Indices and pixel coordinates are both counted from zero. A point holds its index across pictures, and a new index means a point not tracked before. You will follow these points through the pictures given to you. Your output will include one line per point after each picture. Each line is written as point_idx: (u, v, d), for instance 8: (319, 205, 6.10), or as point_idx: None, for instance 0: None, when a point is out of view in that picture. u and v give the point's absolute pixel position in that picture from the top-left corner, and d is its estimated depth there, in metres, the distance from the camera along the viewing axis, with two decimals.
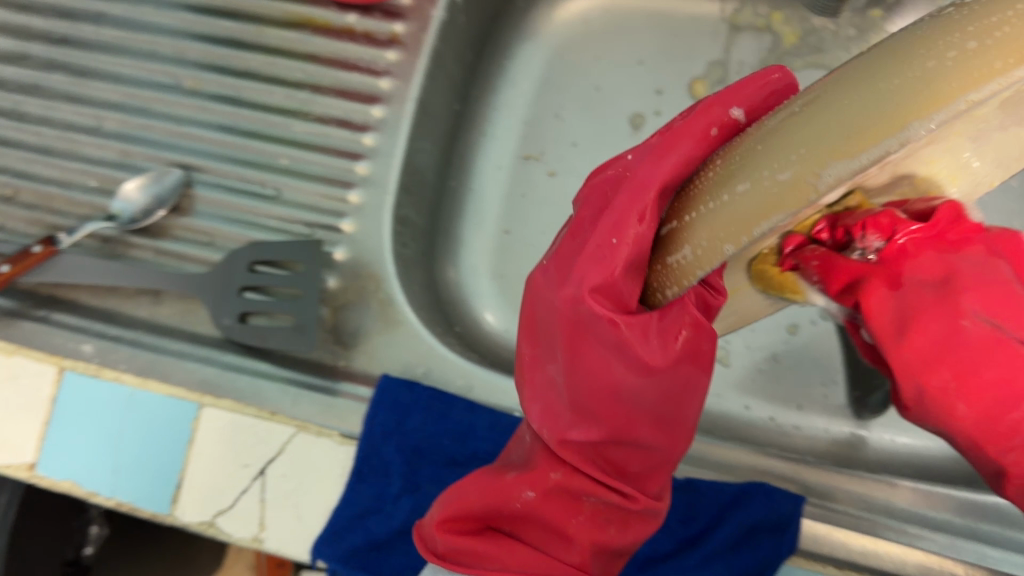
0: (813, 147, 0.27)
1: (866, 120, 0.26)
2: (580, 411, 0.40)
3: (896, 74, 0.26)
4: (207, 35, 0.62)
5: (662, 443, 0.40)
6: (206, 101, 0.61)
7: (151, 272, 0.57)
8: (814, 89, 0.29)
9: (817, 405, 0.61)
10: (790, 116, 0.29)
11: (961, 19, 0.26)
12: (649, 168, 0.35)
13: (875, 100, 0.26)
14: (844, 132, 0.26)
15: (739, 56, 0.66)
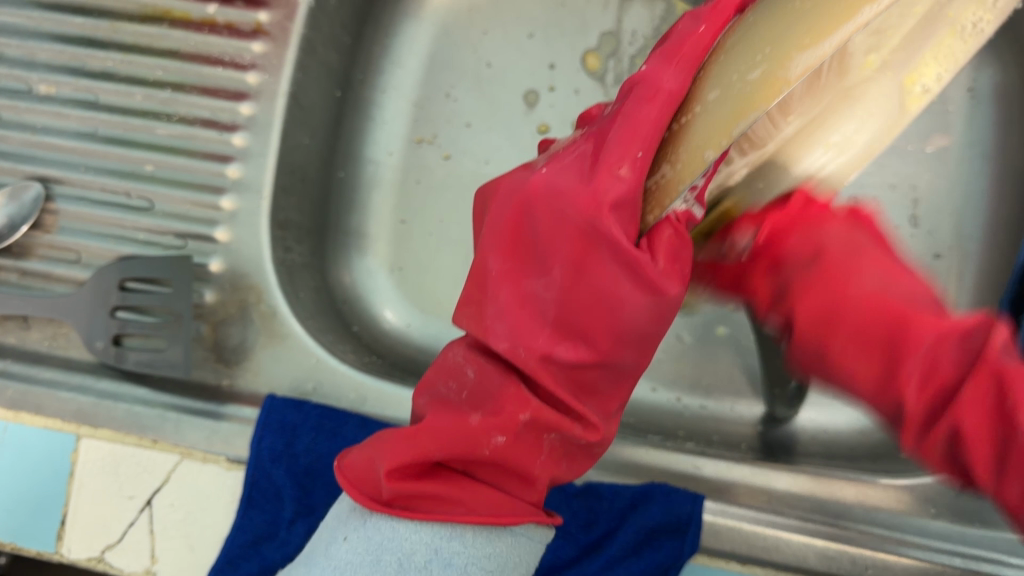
0: (759, 62, 0.33)
1: (816, 22, 0.32)
2: (568, 329, 0.38)
3: None
4: (56, 33, 0.57)
5: (636, 364, 0.40)
6: (62, 107, 0.56)
7: (13, 297, 0.53)
8: (745, 25, 0.36)
9: (723, 385, 0.61)
10: (741, 36, 0.36)
11: None
12: (668, 77, 0.37)
13: (821, 6, 0.33)
14: (789, 38, 0.33)
15: (631, 26, 0.63)
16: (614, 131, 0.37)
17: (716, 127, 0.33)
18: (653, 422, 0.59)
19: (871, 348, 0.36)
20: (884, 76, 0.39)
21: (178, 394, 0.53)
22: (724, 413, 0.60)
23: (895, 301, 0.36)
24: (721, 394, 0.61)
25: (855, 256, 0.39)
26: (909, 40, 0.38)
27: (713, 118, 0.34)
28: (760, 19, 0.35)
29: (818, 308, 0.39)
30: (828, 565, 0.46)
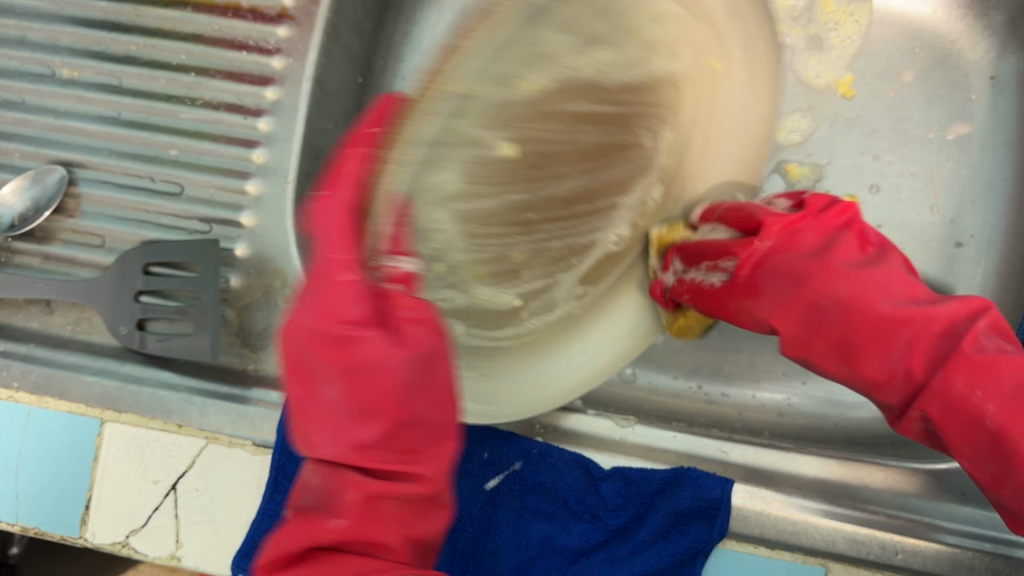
0: (455, 163, 0.40)
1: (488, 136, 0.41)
2: (364, 410, 0.34)
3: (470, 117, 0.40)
4: (79, 17, 0.56)
5: (436, 413, 0.36)
6: (85, 91, 0.56)
7: (36, 281, 0.53)
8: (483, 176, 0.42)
9: (745, 373, 0.61)
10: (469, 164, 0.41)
11: (506, 93, 0.41)
12: (331, 194, 0.37)
13: (454, 147, 0.40)
14: (515, 99, 0.41)
15: None
16: (316, 254, 0.36)
17: (426, 238, 0.41)
18: (676, 411, 0.60)
19: (844, 354, 0.42)
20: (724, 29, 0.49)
21: (202, 377, 0.54)
22: (745, 400, 0.60)
23: (880, 308, 0.41)
24: (741, 381, 0.61)
25: (855, 314, 0.41)
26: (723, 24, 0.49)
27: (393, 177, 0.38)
28: (461, 105, 0.39)
29: (805, 324, 0.43)
30: (857, 549, 0.47)
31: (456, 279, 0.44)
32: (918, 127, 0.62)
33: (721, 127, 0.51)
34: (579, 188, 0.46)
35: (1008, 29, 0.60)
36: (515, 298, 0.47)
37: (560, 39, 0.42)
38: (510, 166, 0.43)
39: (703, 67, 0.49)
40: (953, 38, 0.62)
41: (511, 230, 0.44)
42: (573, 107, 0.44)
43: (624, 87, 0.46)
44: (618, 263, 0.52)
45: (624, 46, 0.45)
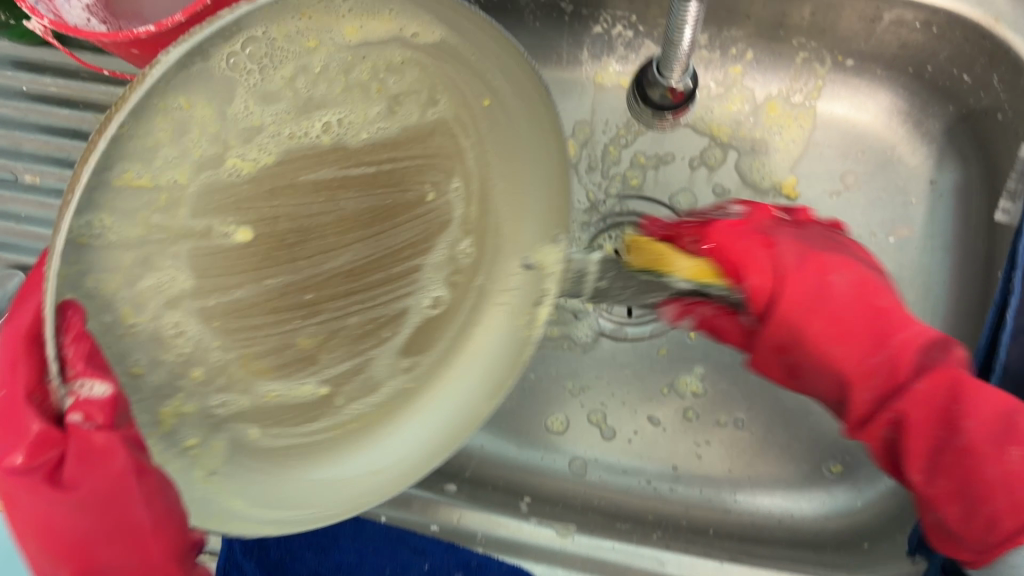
0: (177, 259, 0.40)
1: (240, 255, 0.43)
2: (45, 522, 0.41)
3: (274, 204, 0.44)
4: (44, 124, 0.58)
5: (141, 530, 0.43)
6: (48, 197, 0.58)
7: None
8: (240, 279, 0.44)
9: (693, 468, 0.63)
10: (241, 249, 0.43)
11: (272, 180, 0.43)
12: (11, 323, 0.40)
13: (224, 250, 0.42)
14: (230, 182, 0.41)
15: (604, 115, 0.68)
16: None
17: (165, 345, 0.41)
18: (623, 507, 0.61)
19: (844, 337, 0.52)
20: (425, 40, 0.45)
21: None
22: (694, 495, 0.62)
23: (874, 301, 0.52)
24: (691, 478, 0.62)
25: (840, 318, 0.52)
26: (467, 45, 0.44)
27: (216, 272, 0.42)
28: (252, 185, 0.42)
29: (802, 297, 0.52)
30: None
31: (238, 385, 0.45)
32: (861, 229, 0.64)
33: (493, 172, 0.50)
34: (371, 259, 0.49)
35: (946, 136, 0.63)
36: (319, 387, 0.49)
37: (334, 94, 0.44)
38: (258, 252, 0.44)
39: (468, 105, 0.48)
40: (893, 144, 0.64)
41: (279, 323, 0.46)
42: (315, 176, 0.45)
43: (357, 161, 0.47)
44: (443, 328, 0.53)
45: (397, 97, 0.47)
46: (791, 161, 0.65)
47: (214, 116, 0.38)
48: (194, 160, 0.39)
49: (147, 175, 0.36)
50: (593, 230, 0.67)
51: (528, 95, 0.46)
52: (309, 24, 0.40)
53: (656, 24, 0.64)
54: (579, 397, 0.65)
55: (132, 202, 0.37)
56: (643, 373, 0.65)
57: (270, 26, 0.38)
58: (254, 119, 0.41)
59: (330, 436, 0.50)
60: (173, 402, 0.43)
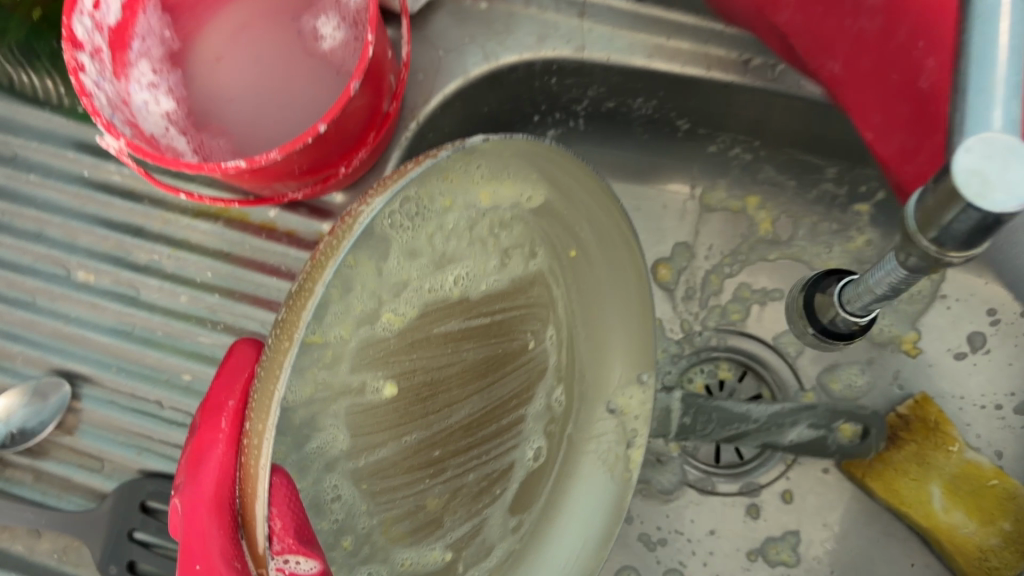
0: (337, 418, 0.36)
1: (380, 415, 0.38)
2: None
3: (403, 362, 0.39)
4: (102, 216, 0.53)
5: None
6: (99, 298, 0.52)
7: (25, 508, 0.50)
8: (376, 443, 0.38)
9: None
10: (378, 407, 0.38)
11: (415, 332, 0.39)
12: (192, 482, 0.33)
13: (379, 415, 0.38)
14: (381, 335, 0.38)
15: (707, 240, 0.62)
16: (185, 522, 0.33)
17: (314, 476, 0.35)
18: None
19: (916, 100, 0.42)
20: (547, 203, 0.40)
21: None
22: None
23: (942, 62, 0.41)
24: None
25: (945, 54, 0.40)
26: (567, 198, 0.40)
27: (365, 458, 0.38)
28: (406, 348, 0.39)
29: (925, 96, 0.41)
30: None
31: (377, 557, 0.39)
32: None
33: (595, 309, 0.45)
34: (474, 422, 0.42)
35: None
36: (445, 552, 0.42)
37: (464, 247, 0.39)
38: (400, 410, 0.39)
39: (555, 258, 0.43)
40: None
41: (411, 486, 0.40)
42: (446, 328, 0.40)
43: (453, 310, 0.40)
44: (537, 490, 0.45)
45: (506, 250, 0.41)
46: (914, 315, 0.59)
47: (374, 284, 0.36)
48: (354, 316, 0.35)
49: (322, 334, 0.33)
50: (683, 363, 0.61)
51: (619, 254, 0.43)
52: (450, 187, 0.36)
53: (780, 151, 0.58)
54: (655, 551, 0.59)
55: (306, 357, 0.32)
56: (728, 534, 0.59)
57: (420, 188, 0.33)
58: (404, 274, 0.38)
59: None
60: (332, 574, 0.37)
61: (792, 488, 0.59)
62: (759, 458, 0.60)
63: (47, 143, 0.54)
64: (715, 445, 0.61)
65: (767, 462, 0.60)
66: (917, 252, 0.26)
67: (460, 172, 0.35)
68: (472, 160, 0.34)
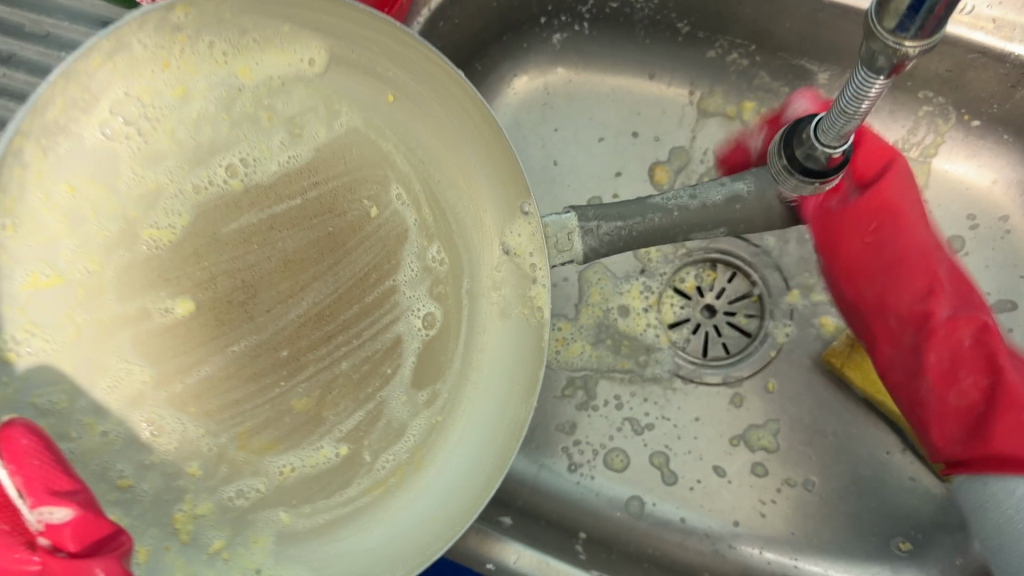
0: (122, 351, 0.40)
1: (189, 330, 0.41)
2: None
3: (211, 262, 0.42)
4: None
5: None
6: None
7: None
8: (200, 351, 0.42)
9: (754, 527, 0.60)
10: (180, 320, 0.41)
11: (201, 237, 0.42)
12: None
13: (182, 333, 0.41)
14: (152, 254, 0.41)
15: (704, 143, 0.64)
16: None
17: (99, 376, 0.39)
18: (677, 559, 0.58)
19: None
20: (309, 69, 0.44)
21: None
22: (751, 557, 0.59)
23: None
24: (751, 536, 0.59)
25: None
26: (258, 43, 0.42)
27: (185, 374, 0.41)
28: (207, 248, 0.42)
29: None
30: None
31: (244, 472, 0.42)
32: None
33: (439, 144, 0.47)
34: (339, 302, 0.45)
35: None
36: (336, 447, 0.44)
37: (226, 132, 0.43)
38: (207, 320, 0.42)
39: (372, 110, 0.46)
40: (1008, 214, 0.61)
41: (258, 395, 0.43)
42: (242, 224, 0.43)
43: (280, 194, 0.44)
44: (448, 347, 0.47)
45: (293, 119, 0.45)
46: None
47: (110, 198, 0.40)
48: (99, 244, 0.39)
49: (54, 271, 0.38)
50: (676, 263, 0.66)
51: (437, 77, 0.45)
52: (177, 74, 0.41)
53: (774, 56, 0.61)
54: (642, 435, 0.62)
55: (37, 296, 0.37)
56: (712, 421, 0.62)
57: (127, 86, 0.39)
58: (149, 181, 0.41)
59: (367, 500, 0.44)
60: (184, 504, 0.41)
61: (774, 380, 0.63)
62: (743, 352, 0.63)
63: (79, 23, 0.57)
64: (702, 340, 0.64)
65: (751, 355, 0.63)
66: (879, 47, 0.28)
67: (185, 46, 0.41)
68: (193, 41, 0.41)
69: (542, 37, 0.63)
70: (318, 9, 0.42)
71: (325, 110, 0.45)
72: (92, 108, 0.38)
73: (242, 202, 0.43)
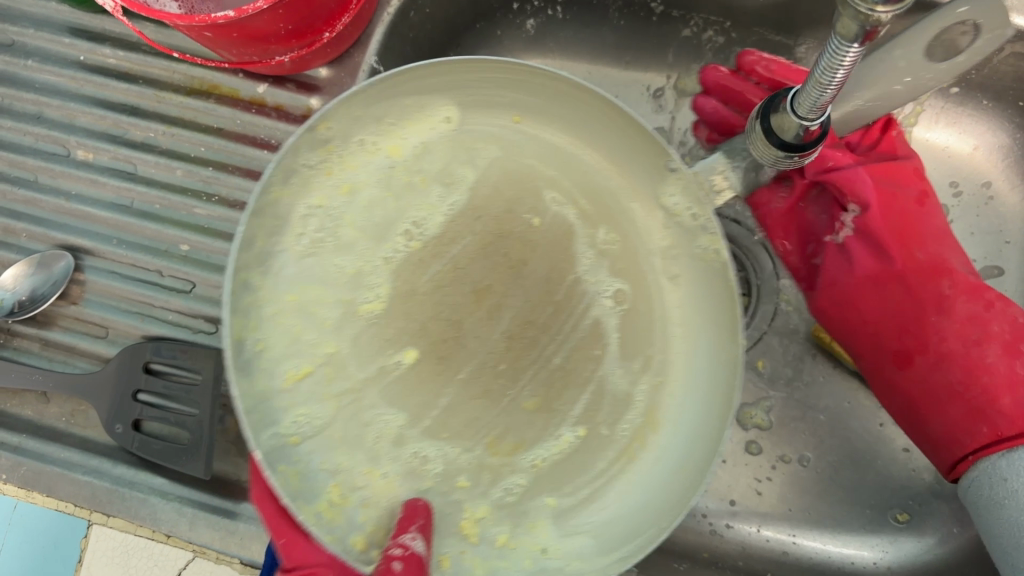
0: (373, 404, 0.44)
1: (418, 399, 0.44)
2: None
3: (405, 308, 0.45)
4: (99, 98, 0.55)
5: None
6: (99, 175, 0.55)
7: (34, 371, 0.52)
8: (449, 381, 0.45)
9: (751, 504, 0.60)
10: (391, 370, 0.44)
11: (396, 295, 0.45)
12: None
13: (406, 384, 0.44)
14: (370, 322, 0.45)
15: (683, 123, 0.64)
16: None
17: (362, 427, 0.43)
18: (676, 541, 0.58)
19: None
20: (436, 122, 0.47)
21: (195, 487, 0.51)
22: (749, 536, 0.59)
23: None
24: (749, 514, 0.59)
25: None
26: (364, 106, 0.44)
27: (434, 427, 0.44)
28: (403, 309, 0.45)
29: None
30: None
31: (505, 473, 0.44)
32: None
33: (557, 130, 0.48)
34: (536, 309, 0.46)
35: None
36: (574, 429, 0.45)
37: (388, 201, 0.46)
38: (433, 366, 0.45)
39: (503, 137, 0.48)
40: (990, 179, 0.61)
41: (493, 407, 0.45)
42: (431, 276, 0.46)
43: (453, 239, 0.46)
44: (642, 325, 0.46)
45: (441, 175, 0.47)
46: None
47: (324, 292, 0.44)
48: (328, 331, 0.44)
49: (301, 365, 0.43)
50: None
51: (539, 82, 0.45)
52: (338, 175, 0.45)
53: (751, 31, 0.60)
54: None
55: (299, 390, 0.43)
56: None
57: (307, 199, 0.44)
58: (347, 269, 0.45)
59: (620, 467, 0.45)
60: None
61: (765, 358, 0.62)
62: None
63: (43, 30, 0.56)
64: None
65: None
66: (853, 13, 0.28)
67: (340, 151, 0.45)
68: (354, 111, 0.43)
69: (515, 24, 0.62)
70: (433, 82, 0.44)
71: (456, 157, 0.47)
72: (284, 229, 0.44)
73: (422, 258, 0.46)
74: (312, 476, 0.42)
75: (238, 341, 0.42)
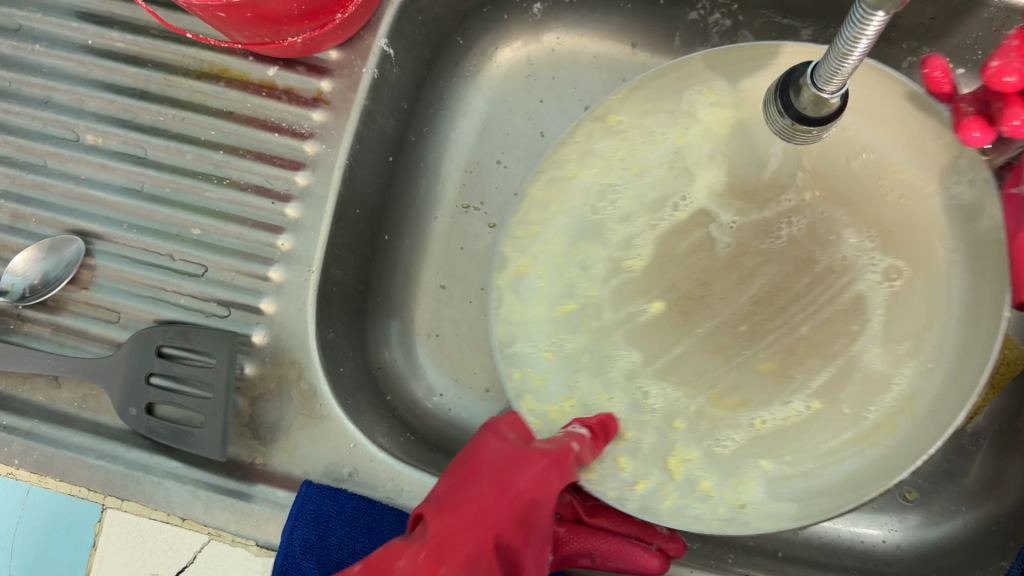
0: (620, 345, 0.51)
1: (666, 348, 0.51)
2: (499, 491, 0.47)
3: (653, 265, 0.52)
4: (107, 82, 0.55)
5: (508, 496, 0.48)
6: (109, 159, 0.55)
7: (45, 356, 0.52)
8: (678, 344, 0.51)
9: None
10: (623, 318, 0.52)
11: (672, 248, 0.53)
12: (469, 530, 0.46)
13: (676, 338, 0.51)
14: (665, 263, 0.53)
15: None
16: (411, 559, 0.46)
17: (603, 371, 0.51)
18: None
19: None
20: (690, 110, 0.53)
21: (210, 470, 0.51)
22: None
23: None
24: None
25: None
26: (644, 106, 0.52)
27: (674, 367, 0.51)
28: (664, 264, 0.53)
29: None
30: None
31: (723, 425, 0.49)
32: None
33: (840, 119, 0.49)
34: (791, 279, 0.51)
35: None
36: (806, 402, 0.48)
37: (649, 180, 0.53)
38: (676, 315, 0.52)
39: (720, 107, 0.52)
40: None
41: (727, 362, 0.50)
42: (698, 236, 0.53)
43: (731, 206, 0.53)
44: (905, 308, 0.48)
45: (692, 155, 0.53)
46: None
47: (598, 250, 0.53)
48: (598, 278, 0.52)
49: (565, 306, 0.52)
50: None
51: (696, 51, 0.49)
52: (617, 159, 0.53)
53: (758, 14, 0.60)
54: None
55: (560, 322, 0.52)
56: None
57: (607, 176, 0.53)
58: (621, 232, 0.53)
59: (856, 449, 0.46)
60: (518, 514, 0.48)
61: None
62: None
63: (51, 14, 0.56)
64: None
65: None
66: None
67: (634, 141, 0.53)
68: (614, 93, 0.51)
69: (522, 7, 0.63)
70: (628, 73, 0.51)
71: (702, 133, 0.53)
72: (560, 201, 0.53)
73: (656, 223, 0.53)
74: (552, 390, 0.51)
75: (517, 276, 0.51)
